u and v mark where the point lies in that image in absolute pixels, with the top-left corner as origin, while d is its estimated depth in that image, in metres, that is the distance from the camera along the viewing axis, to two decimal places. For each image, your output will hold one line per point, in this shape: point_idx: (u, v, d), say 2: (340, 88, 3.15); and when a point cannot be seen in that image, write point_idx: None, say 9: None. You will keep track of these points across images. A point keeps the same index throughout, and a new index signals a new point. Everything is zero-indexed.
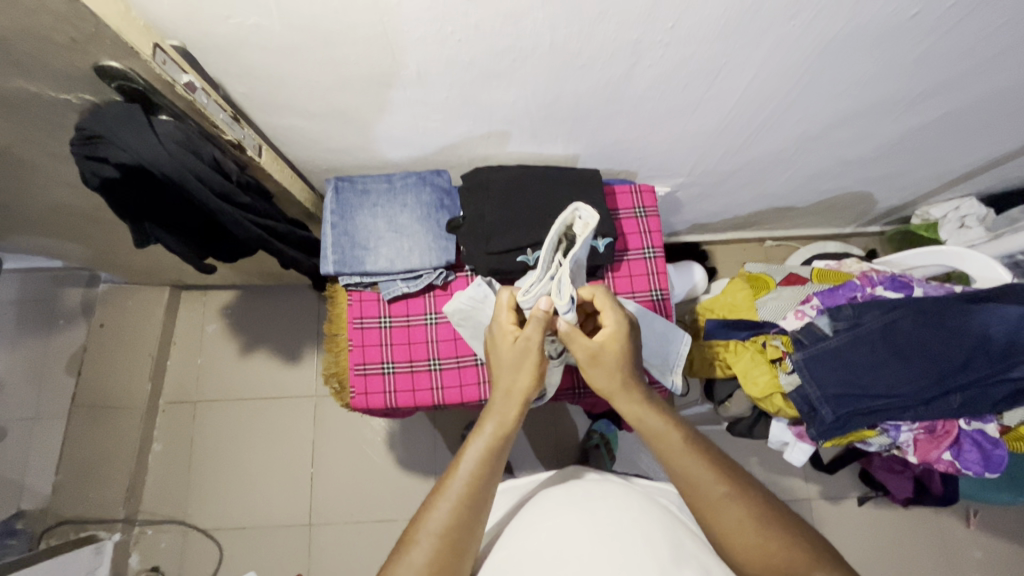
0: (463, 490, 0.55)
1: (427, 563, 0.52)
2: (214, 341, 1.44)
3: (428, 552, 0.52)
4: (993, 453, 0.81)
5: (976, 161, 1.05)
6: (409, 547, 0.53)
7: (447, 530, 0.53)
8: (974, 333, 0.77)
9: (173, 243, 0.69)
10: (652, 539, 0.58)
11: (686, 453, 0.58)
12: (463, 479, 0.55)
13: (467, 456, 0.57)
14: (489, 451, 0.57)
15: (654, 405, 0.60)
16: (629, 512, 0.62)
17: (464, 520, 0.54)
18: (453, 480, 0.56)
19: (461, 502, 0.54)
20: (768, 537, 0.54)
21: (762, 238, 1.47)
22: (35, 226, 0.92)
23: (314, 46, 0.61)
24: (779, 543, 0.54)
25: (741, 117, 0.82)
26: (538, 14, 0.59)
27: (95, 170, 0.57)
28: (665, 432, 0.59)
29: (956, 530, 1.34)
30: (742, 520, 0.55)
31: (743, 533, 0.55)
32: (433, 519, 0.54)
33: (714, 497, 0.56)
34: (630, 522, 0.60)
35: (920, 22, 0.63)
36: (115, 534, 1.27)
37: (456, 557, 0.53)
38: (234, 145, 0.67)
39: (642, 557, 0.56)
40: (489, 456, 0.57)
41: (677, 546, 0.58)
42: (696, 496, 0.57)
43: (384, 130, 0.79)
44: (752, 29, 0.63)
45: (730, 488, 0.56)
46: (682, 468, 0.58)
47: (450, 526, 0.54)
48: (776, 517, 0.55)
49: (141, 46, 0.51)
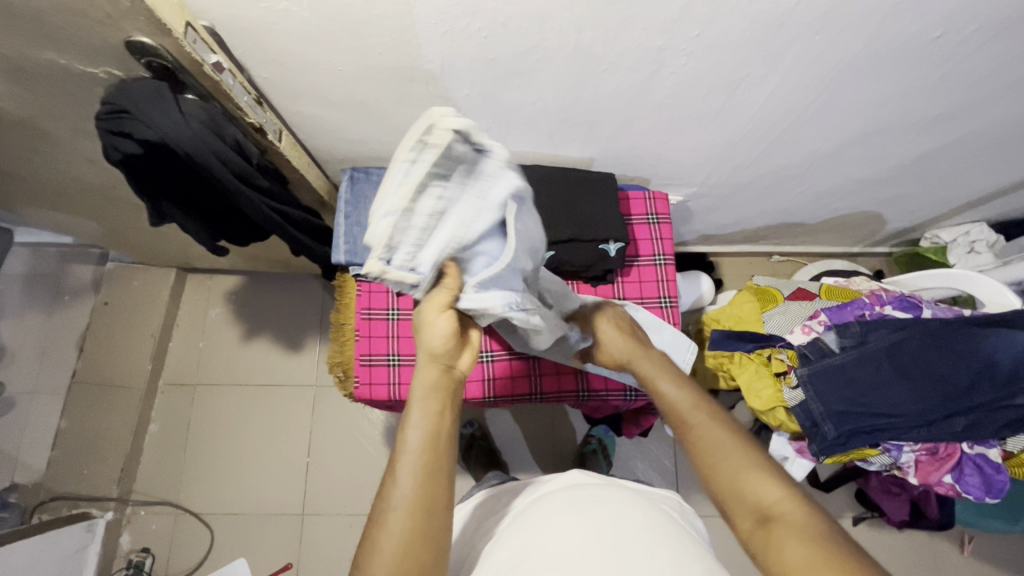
0: (417, 465, 0.52)
1: (403, 537, 0.49)
2: (217, 325, 1.45)
3: (406, 525, 0.50)
4: (994, 479, 0.80)
5: (989, 187, 1.05)
6: (376, 529, 0.50)
7: (417, 500, 0.51)
8: (981, 357, 0.76)
9: (189, 223, 0.70)
10: (655, 544, 0.58)
11: (684, 402, 0.62)
12: (416, 454, 0.52)
13: (410, 434, 0.53)
14: (436, 417, 0.54)
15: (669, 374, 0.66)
16: (631, 517, 0.62)
17: (429, 489, 0.52)
18: (404, 456, 0.53)
19: (423, 474, 0.52)
20: (761, 477, 0.52)
21: (769, 252, 1.47)
22: (49, 201, 0.93)
23: (338, 35, 0.62)
24: (769, 489, 0.51)
25: (759, 130, 0.82)
26: (565, 16, 0.59)
27: (118, 145, 0.57)
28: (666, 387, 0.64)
29: (950, 556, 1.34)
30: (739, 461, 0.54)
31: (734, 473, 0.53)
32: (396, 494, 0.51)
33: (712, 437, 0.57)
34: (632, 527, 0.60)
35: (942, 45, 0.63)
36: (107, 513, 1.27)
37: (432, 524, 0.51)
38: (255, 128, 0.67)
39: (645, 560, 0.56)
40: (430, 428, 0.54)
41: (679, 553, 0.58)
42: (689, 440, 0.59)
43: (401, 122, 0.80)
44: (776, 42, 0.63)
45: (729, 433, 0.57)
46: (684, 419, 0.60)
47: (416, 493, 0.51)
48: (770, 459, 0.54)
49: (174, 24, 0.50)
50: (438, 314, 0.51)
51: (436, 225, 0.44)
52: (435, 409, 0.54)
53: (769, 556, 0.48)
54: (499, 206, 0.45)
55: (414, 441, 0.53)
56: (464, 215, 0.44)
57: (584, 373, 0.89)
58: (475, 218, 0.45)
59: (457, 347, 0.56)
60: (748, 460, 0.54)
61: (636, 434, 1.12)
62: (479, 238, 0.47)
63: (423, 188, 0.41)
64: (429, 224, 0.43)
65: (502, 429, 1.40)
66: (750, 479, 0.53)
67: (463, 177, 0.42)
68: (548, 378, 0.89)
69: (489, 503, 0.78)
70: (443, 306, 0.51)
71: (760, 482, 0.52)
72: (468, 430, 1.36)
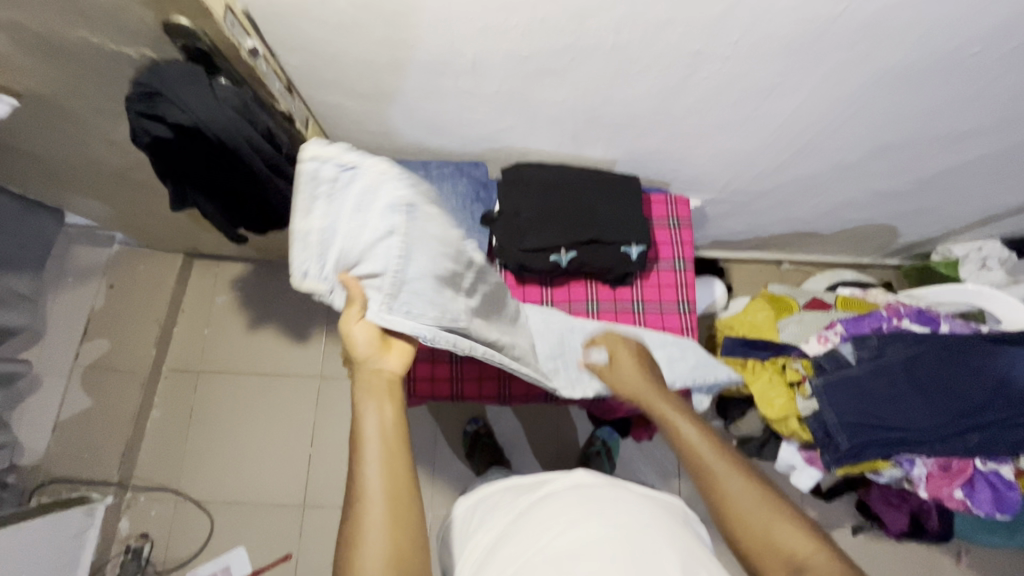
0: (383, 455, 0.52)
1: (383, 527, 0.50)
2: (222, 312, 1.43)
3: (381, 515, 0.50)
4: (1006, 496, 0.81)
5: (1006, 204, 1.05)
6: (357, 525, 0.50)
7: (391, 491, 0.51)
8: (996, 375, 0.77)
9: (211, 209, 0.69)
10: (662, 546, 0.58)
11: (701, 445, 0.60)
12: (376, 444, 0.53)
13: (367, 426, 0.54)
14: (387, 406, 0.55)
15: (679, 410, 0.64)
16: (639, 517, 0.62)
17: (397, 476, 0.52)
18: (367, 445, 0.53)
19: (386, 458, 0.52)
20: (790, 535, 0.52)
21: (779, 260, 1.47)
22: (62, 181, 0.91)
23: (373, 25, 0.61)
24: (793, 538, 0.52)
25: (784, 138, 0.82)
26: (605, 15, 0.58)
27: (148, 128, 0.56)
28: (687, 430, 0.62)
29: (947, 568, 1.35)
30: (768, 514, 0.54)
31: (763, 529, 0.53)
32: (367, 487, 0.51)
33: (735, 491, 0.56)
34: (640, 527, 0.60)
35: (979, 61, 0.63)
36: (106, 498, 1.26)
37: (410, 510, 0.51)
38: (285, 117, 0.66)
39: (650, 561, 0.56)
40: (384, 423, 0.54)
41: (686, 555, 0.58)
42: (713, 492, 0.57)
43: (427, 117, 0.79)
44: (814, 51, 0.63)
45: (755, 487, 0.56)
46: (699, 461, 0.59)
47: (387, 481, 0.51)
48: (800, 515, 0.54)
49: (215, 6, 0.49)
50: (354, 326, 0.53)
51: (329, 240, 0.51)
52: (379, 401, 0.55)
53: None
54: (371, 215, 0.50)
55: (370, 431, 0.53)
56: (347, 227, 0.51)
57: None
58: (358, 230, 0.50)
59: (383, 348, 0.57)
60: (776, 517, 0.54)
61: (645, 439, 1.12)
62: (366, 249, 0.51)
63: (310, 212, 0.51)
64: (321, 241, 0.52)
65: (506, 427, 1.40)
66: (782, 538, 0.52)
67: (336, 200, 0.51)
68: None
69: (493, 496, 0.77)
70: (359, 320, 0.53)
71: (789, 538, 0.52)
72: (473, 427, 1.36)
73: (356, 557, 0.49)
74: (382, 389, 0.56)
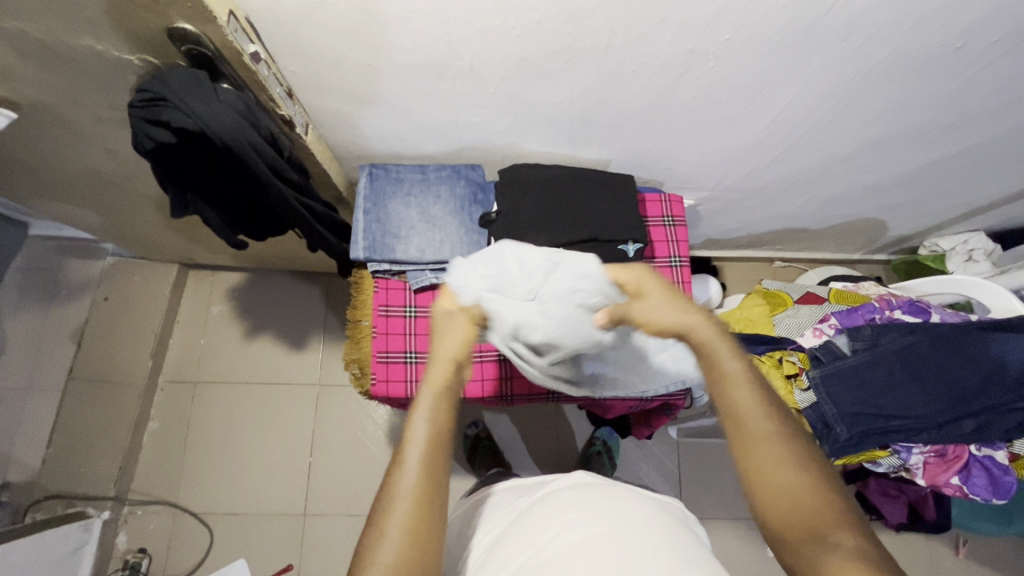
0: (424, 458, 0.54)
1: (405, 530, 0.51)
2: (218, 322, 1.42)
3: (408, 516, 0.52)
4: (1002, 480, 0.82)
5: (990, 196, 1.08)
6: (383, 521, 0.52)
7: (421, 494, 0.53)
8: (991, 361, 0.79)
9: (213, 217, 0.69)
10: (662, 539, 0.58)
11: (744, 394, 0.56)
12: (419, 446, 0.55)
13: (416, 428, 0.56)
14: (442, 414, 0.57)
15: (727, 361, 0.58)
16: (640, 515, 0.63)
17: (432, 485, 0.54)
18: (410, 443, 0.55)
19: (426, 464, 0.54)
20: (812, 497, 0.52)
21: (771, 257, 1.49)
22: (57, 192, 0.91)
23: (373, 28, 0.62)
24: (824, 512, 0.51)
25: (774, 136, 0.84)
26: (600, 16, 0.60)
27: (151, 134, 0.56)
28: (736, 377, 0.57)
29: (945, 558, 1.36)
30: (796, 477, 0.53)
31: (786, 488, 0.53)
32: (401, 483, 0.53)
33: (767, 450, 0.54)
34: (641, 524, 0.61)
35: (962, 55, 0.65)
36: (103, 512, 1.24)
37: (431, 519, 0.52)
38: (285, 121, 0.68)
39: (651, 553, 0.56)
40: (437, 431, 0.56)
41: (688, 551, 0.58)
42: (746, 449, 0.55)
43: (425, 120, 0.80)
44: (804, 49, 0.65)
45: (790, 450, 0.54)
46: (741, 419, 0.56)
47: (420, 485, 0.53)
48: (829, 483, 0.53)
49: (219, 12, 0.51)
50: (464, 327, 0.62)
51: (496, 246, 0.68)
52: (437, 412, 0.57)
53: (804, 564, 0.50)
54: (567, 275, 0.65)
55: (420, 435, 0.56)
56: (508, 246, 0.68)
57: None
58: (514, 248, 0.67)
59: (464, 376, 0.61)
60: (799, 478, 0.53)
61: (645, 436, 1.12)
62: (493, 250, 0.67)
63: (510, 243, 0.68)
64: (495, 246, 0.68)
65: (505, 430, 1.40)
66: (803, 500, 0.52)
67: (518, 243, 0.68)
68: None
69: (494, 500, 0.77)
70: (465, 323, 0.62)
71: (812, 503, 0.52)
72: (473, 431, 1.36)
73: (376, 551, 0.50)
74: (444, 402, 0.58)
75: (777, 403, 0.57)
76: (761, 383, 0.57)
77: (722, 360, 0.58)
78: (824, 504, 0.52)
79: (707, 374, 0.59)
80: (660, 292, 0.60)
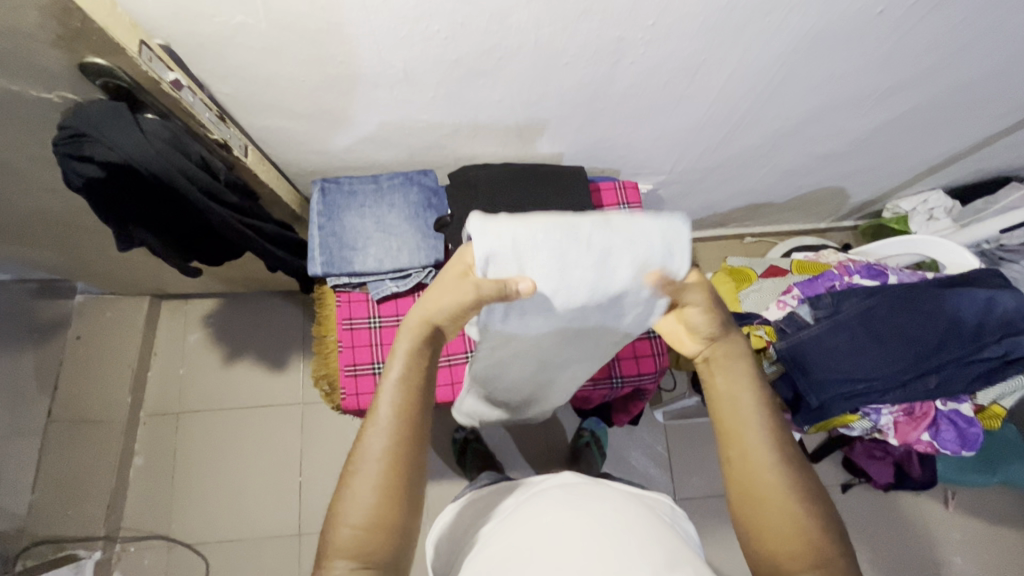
0: (392, 413, 0.53)
1: (375, 492, 0.51)
2: (196, 350, 1.41)
3: (379, 476, 0.51)
4: (969, 432, 0.84)
5: (942, 153, 1.09)
6: (352, 479, 0.52)
7: (389, 451, 0.52)
8: (948, 316, 0.81)
9: (158, 245, 0.70)
10: (645, 544, 0.57)
11: (753, 419, 0.56)
12: (390, 405, 0.53)
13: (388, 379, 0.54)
14: (413, 363, 0.55)
15: (735, 382, 0.58)
16: (625, 515, 0.62)
17: (403, 444, 0.53)
18: (381, 396, 0.54)
19: (397, 425, 0.53)
20: (807, 525, 0.52)
21: (741, 234, 1.50)
22: (10, 235, 0.90)
23: (299, 45, 0.61)
24: (809, 537, 0.52)
25: (719, 114, 0.85)
26: (523, 13, 0.60)
27: (79, 170, 0.57)
28: (743, 405, 0.57)
29: (937, 513, 1.38)
30: (795, 505, 0.53)
31: (782, 518, 0.52)
32: (368, 446, 0.52)
33: (765, 474, 0.54)
34: (623, 525, 0.60)
35: (885, 18, 0.66)
36: (95, 552, 1.23)
37: (406, 474, 0.52)
38: (220, 144, 0.68)
39: (636, 559, 0.55)
40: (409, 377, 0.54)
41: (670, 550, 0.57)
42: (742, 465, 0.55)
43: (369, 131, 0.79)
44: (731, 27, 0.65)
45: (792, 477, 0.54)
46: (740, 434, 0.56)
47: (387, 446, 0.52)
48: (823, 515, 0.53)
49: (128, 42, 0.52)
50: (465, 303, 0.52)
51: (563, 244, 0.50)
52: (407, 355, 0.55)
53: None
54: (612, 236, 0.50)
55: (388, 386, 0.54)
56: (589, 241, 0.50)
57: None
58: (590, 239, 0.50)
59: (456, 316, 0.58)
60: (799, 504, 0.53)
61: (627, 422, 1.14)
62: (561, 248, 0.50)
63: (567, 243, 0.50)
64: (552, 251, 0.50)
65: (494, 431, 1.40)
66: (796, 528, 0.52)
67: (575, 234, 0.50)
68: None
69: (479, 502, 0.77)
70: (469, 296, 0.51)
71: (806, 534, 0.52)
72: (461, 434, 1.36)
73: (346, 510, 0.50)
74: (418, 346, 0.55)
75: (782, 430, 0.57)
76: (771, 413, 0.57)
77: (728, 380, 0.58)
78: (818, 540, 0.52)
79: (717, 397, 0.58)
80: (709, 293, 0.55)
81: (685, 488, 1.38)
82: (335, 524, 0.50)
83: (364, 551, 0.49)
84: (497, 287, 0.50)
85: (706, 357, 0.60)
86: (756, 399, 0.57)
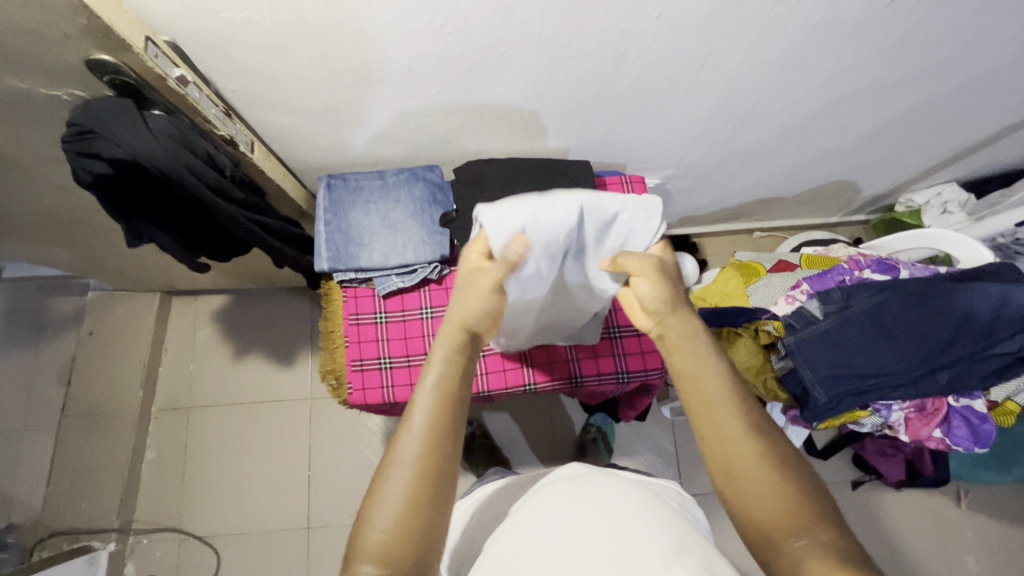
0: (429, 417, 0.53)
1: (405, 496, 0.49)
2: (206, 346, 1.43)
3: (410, 480, 0.50)
4: (982, 429, 0.83)
5: (957, 144, 1.07)
6: (384, 484, 0.50)
7: (423, 454, 0.51)
8: (960, 310, 0.79)
9: (168, 242, 0.71)
10: (656, 531, 0.56)
11: (720, 392, 0.56)
12: (425, 410, 0.53)
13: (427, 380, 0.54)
14: (453, 366, 0.56)
15: (695, 357, 0.58)
16: (634, 505, 0.61)
17: (438, 446, 0.52)
18: (417, 398, 0.54)
19: (432, 427, 0.52)
20: (787, 494, 0.50)
21: (750, 229, 1.49)
22: (24, 232, 0.92)
23: (303, 40, 0.61)
24: (793, 507, 0.50)
25: (726, 107, 0.84)
26: (527, 6, 0.59)
27: (88, 166, 0.58)
28: (707, 376, 0.57)
29: (950, 512, 1.36)
30: (769, 472, 0.52)
31: (759, 485, 0.51)
32: (403, 448, 0.51)
33: (737, 445, 0.53)
34: (634, 515, 0.59)
35: (897, 8, 0.65)
36: (109, 544, 1.25)
37: (439, 479, 0.51)
38: (227, 141, 0.69)
39: (648, 547, 0.54)
40: (448, 381, 0.55)
41: (679, 538, 0.57)
42: (715, 442, 0.54)
43: (374, 126, 0.79)
44: (737, 18, 0.64)
45: (762, 446, 0.53)
46: (707, 409, 0.55)
47: (421, 449, 0.51)
48: (801, 483, 0.51)
49: (134, 39, 0.52)
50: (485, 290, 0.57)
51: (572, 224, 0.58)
52: (448, 357, 0.56)
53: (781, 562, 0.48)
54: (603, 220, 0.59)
55: (427, 387, 0.54)
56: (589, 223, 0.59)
57: (574, 360, 0.91)
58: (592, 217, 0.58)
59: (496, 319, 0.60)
60: (774, 473, 0.51)
61: (634, 418, 1.13)
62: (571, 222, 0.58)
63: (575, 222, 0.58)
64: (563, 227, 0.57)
65: (501, 426, 1.40)
66: (775, 497, 0.50)
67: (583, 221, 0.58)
68: (540, 368, 0.90)
69: (488, 501, 0.76)
70: (491, 281, 0.58)
71: (788, 502, 0.50)
72: (467, 429, 1.36)
73: (375, 511, 0.49)
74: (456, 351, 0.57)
75: (746, 401, 0.56)
76: (733, 381, 0.57)
77: (689, 358, 0.58)
78: (797, 503, 0.50)
79: (680, 376, 0.59)
80: (649, 264, 0.59)
81: (692, 484, 1.37)
82: (364, 527, 0.49)
83: (393, 557, 0.47)
84: (515, 249, 0.56)
85: (660, 334, 0.62)
86: (721, 370, 0.57)
